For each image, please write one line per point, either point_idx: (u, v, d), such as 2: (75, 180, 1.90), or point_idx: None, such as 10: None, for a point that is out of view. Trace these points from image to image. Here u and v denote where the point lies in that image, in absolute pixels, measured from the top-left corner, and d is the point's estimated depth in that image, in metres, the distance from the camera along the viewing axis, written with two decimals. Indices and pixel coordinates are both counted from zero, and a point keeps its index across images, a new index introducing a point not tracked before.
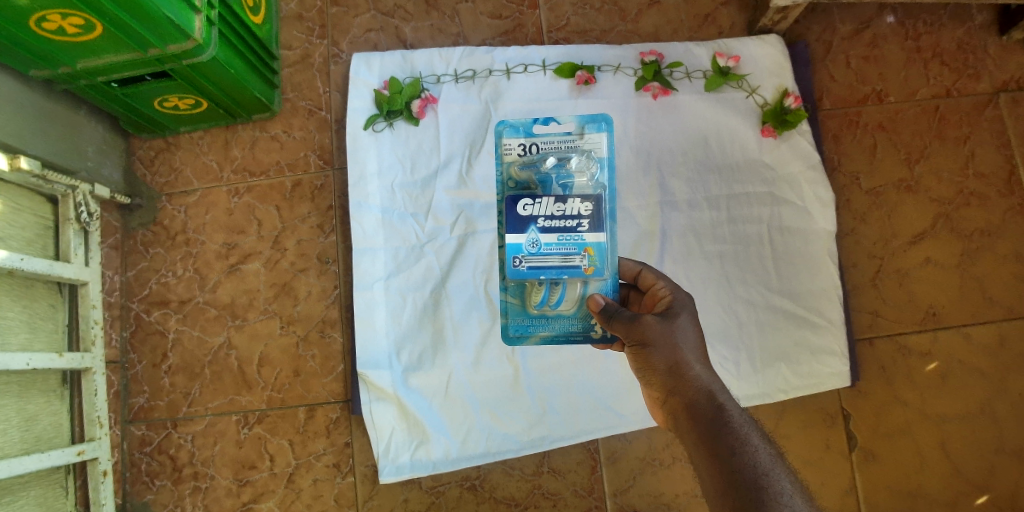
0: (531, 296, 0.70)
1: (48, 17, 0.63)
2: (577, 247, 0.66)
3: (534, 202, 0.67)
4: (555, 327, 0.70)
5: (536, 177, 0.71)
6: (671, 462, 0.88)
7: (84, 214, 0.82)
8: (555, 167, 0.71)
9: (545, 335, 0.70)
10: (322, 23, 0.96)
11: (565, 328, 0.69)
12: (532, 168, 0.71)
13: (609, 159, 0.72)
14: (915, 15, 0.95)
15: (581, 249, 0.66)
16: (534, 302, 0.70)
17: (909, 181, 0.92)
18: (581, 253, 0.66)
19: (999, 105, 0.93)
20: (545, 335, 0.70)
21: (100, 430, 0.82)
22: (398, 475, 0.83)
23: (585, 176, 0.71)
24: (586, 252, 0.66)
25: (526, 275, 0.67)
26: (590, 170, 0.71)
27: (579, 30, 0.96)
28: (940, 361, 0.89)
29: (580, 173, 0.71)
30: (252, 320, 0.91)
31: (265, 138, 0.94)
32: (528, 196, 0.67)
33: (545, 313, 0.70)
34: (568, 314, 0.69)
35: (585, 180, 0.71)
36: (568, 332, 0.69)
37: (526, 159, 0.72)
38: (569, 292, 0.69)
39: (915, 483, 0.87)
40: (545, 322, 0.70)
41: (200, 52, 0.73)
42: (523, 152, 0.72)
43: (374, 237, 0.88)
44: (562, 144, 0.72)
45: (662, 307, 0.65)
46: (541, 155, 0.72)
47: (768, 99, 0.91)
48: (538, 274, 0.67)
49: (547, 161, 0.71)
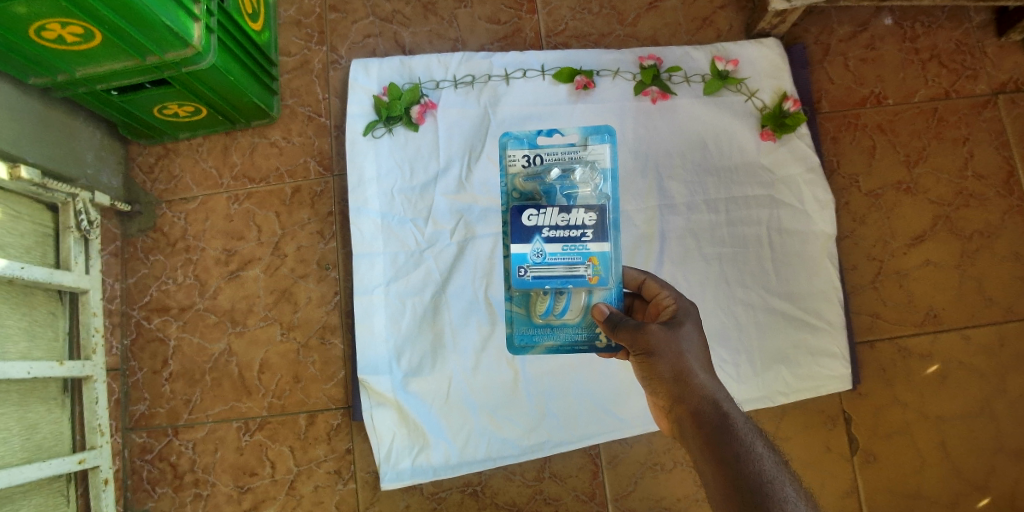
0: (536, 306, 0.70)
1: (48, 26, 0.64)
2: (581, 257, 0.66)
3: (539, 212, 0.66)
4: (560, 336, 0.70)
5: (541, 188, 0.71)
6: (672, 466, 0.88)
7: (84, 221, 0.82)
8: (559, 178, 0.71)
9: (550, 344, 0.70)
10: (320, 28, 0.96)
11: (571, 337, 0.69)
12: (537, 180, 0.71)
13: (613, 170, 0.72)
14: (911, 17, 0.95)
15: (585, 259, 0.66)
16: (540, 312, 0.69)
17: (908, 183, 0.92)
18: (586, 262, 0.66)
19: (997, 106, 0.93)
20: (551, 344, 0.70)
21: (101, 438, 0.82)
22: (398, 481, 0.83)
23: (589, 186, 0.71)
24: (592, 261, 0.66)
25: (531, 285, 0.67)
26: (594, 182, 0.71)
27: (577, 34, 0.96)
28: (940, 364, 0.89)
29: (582, 181, 0.71)
30: (252, 326, 0.91)
31: (264, 144, 0.94)
32: (533, 206, 0.66)
33: (550, 322, 0.69)
34: (573, 323, 0.69)
35: (587, 190, 0.70)
36: (573, 342, 0.69)
37: (530, 170, 0.72)
38: (574, 301, 0.68)
39: (916, 484, 0.87)
40: (550, 331, 0.70)
41: (199, 59, 0.73)
42: (528, 163, 0.73)
43: (374, 242, 0.88)
44: (566, 156, 0.72)
45: (666, 315, 0.65)
46: (545, 166, 0.72)
47: (767, 102, 0.91)
48: (543, 284, 0.66)
49: (552, 172, 0.71)
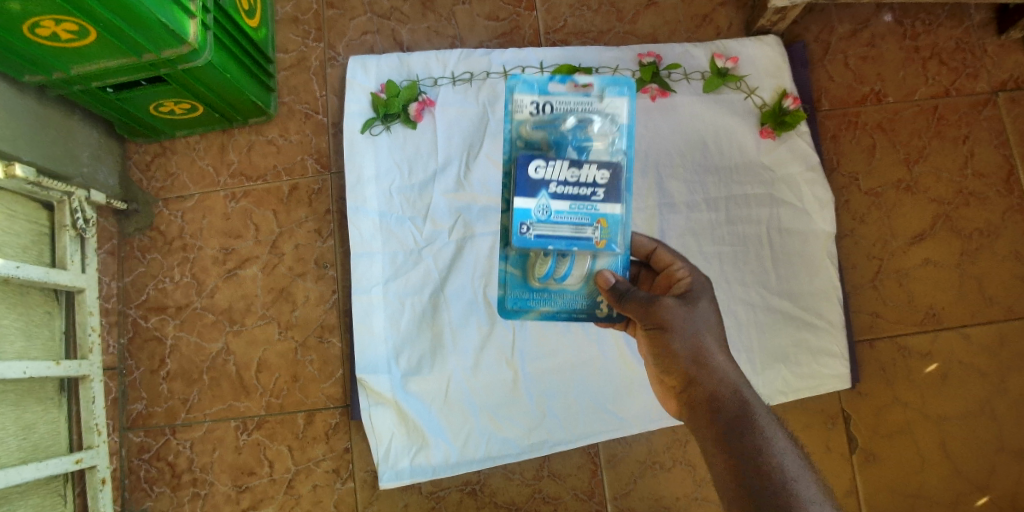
0: (534, 269, 0.70)
1: (42, 23, 0.63)
2: (589, 217, 0.66)
3: (547, 165, 0.66)
4: (558, 302, 0.71)
5: (549, 139, 0.71)
6: (672, 466, 0.87)
7: (80, 220, 0.81)
8: (572, 129, 0.70)
9: (546, 309, 0.71)
10: (318, 25, 0.95)
11: (570, 303, 0.71)
12: (548, 128, 0.71)
13: (630, 126, 0.72)
14: (912, 14, 0.94)
15: (594, 219, 0.66)
16: (538, 275, 0.70)
17: (908, 181, 0.92)
18: (595, 224, 0.66)
19: (997, 105, 0.92)
20: (547, 310, 0.71)
21: (99, 438, 0.81)
22: (398, 480, 0.83)
23: (603, 141, 0.71)
24: (601, 222, 0.66)
25: (533, 244, 0.66)
26: (610, 136, 0.71)
27: (576, 32, 0.95)
28: (940, 362, 0.89)
29: (597, 135, 0.71)
30: (250, 325, 0.90)
31: (262, 142, 0.93)
32: (542, 158, 0.66)
33: (548, 286, 0.70)
34: (574, 289, 0.70)
35: (601, 145, 0.71)
36: (572, 309, 0.71)
37: (539, 117, 0.71)
38: (576, 266, 0.69)
39: (916, 483, 0.87)
40: (547, 296, 0.71)
41: (195, 56, 0.73)
42: (537, 110, 0.71)
43: (372, 242, 0.87)
44: (581, 106, 0.71)
45: (679, 289, 0.75)
46: (556, 114, 0.71)
47: (767, 100, 0.90)
48: (545, 244, 0.66)
49: (564, 122, 0.70)
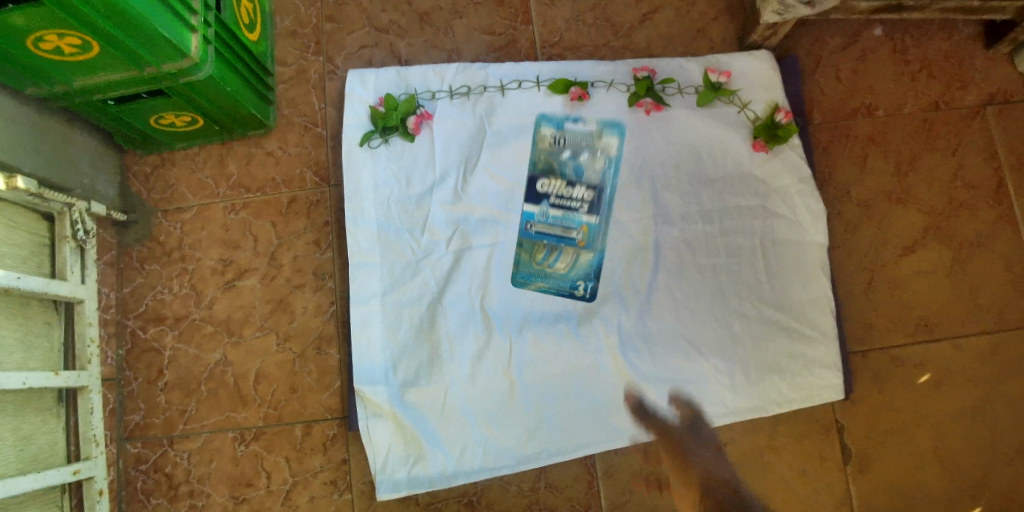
0: (536, 254, 0.90)
1: (45, 36, 0.64)
2: (574, 224, 0.90)
3: (550, 183, 0.91)
4: (551, 281, 0.89)
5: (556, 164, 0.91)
6: (667, 476, 0.88)
7: (81, 231, 0.82)
8: (571, 158, 0.91)
9: (541, 285, 0.89)
10: (317, 38, 0.97)
11: (559, 284, 0.89)
12: (554, 157, 0.91)
13: (618, 159, 0.91)
14: (902, 29, 0.96)
15: (578, 225, 0.90)
16: (537, 258, 0.89)
17: (899, 193, 0.93)
18: (579, 230, 0.90)
19: (986, 117, 0.94)
20: (542, 285, 0.89)
21: (96, 449, 0.82)
22: (395, 491, 0.83)
23: (596, 168, 0.91)
24: (583, 227, 0.90)
25: (534, 237, 0.90)
26: (601, 166, 0.91)
27: (572, 45, 0.97)
28: (932, 372, 0.90)
29: (593, 164, 0.91)
30: (248, 336, 0.91)
31: (261, 153, 0.94)
32: (546, 178, 0.91)
33: (545, 268, 0.89)
34: (561, 273, 0.89)
35: (593, 172, 0.91)
36: (559, 287, 0.89)
37: (552, 146, 0.91)
38: (563, 256, 0.90)
39: (910, 493, 0.88)
40: (542, 275, 0.89)
41: (196, 70, 0.74)
42: (553, 142, 0.91)
43: (370, 253, 0.88)
44: (581, 141, 0.91)
45: None
46: (562, 146, 0.91)
47: (760, 114, 0.91)
48: (542, 237, 0.90)
49: (566, 153, 0.91)
